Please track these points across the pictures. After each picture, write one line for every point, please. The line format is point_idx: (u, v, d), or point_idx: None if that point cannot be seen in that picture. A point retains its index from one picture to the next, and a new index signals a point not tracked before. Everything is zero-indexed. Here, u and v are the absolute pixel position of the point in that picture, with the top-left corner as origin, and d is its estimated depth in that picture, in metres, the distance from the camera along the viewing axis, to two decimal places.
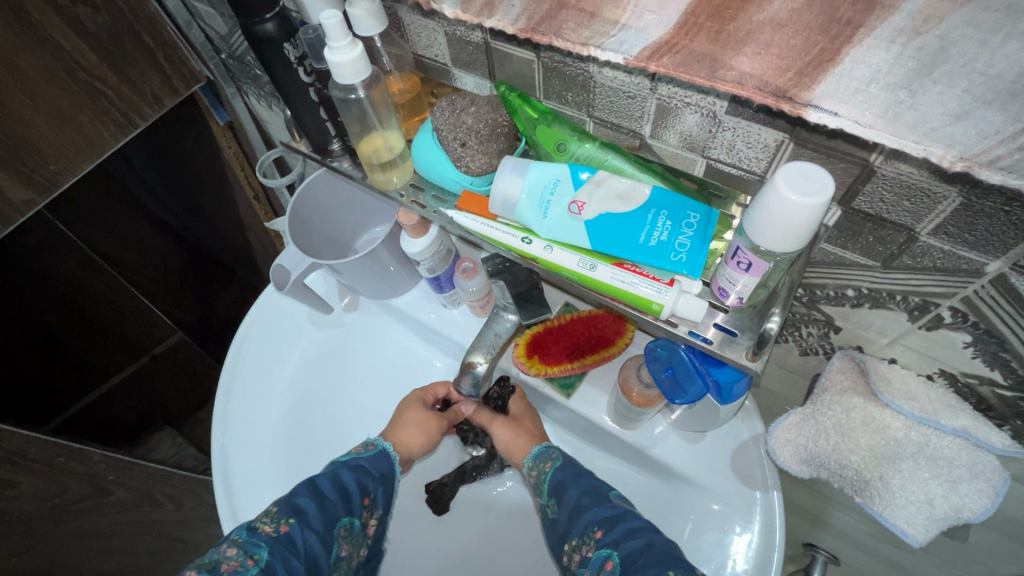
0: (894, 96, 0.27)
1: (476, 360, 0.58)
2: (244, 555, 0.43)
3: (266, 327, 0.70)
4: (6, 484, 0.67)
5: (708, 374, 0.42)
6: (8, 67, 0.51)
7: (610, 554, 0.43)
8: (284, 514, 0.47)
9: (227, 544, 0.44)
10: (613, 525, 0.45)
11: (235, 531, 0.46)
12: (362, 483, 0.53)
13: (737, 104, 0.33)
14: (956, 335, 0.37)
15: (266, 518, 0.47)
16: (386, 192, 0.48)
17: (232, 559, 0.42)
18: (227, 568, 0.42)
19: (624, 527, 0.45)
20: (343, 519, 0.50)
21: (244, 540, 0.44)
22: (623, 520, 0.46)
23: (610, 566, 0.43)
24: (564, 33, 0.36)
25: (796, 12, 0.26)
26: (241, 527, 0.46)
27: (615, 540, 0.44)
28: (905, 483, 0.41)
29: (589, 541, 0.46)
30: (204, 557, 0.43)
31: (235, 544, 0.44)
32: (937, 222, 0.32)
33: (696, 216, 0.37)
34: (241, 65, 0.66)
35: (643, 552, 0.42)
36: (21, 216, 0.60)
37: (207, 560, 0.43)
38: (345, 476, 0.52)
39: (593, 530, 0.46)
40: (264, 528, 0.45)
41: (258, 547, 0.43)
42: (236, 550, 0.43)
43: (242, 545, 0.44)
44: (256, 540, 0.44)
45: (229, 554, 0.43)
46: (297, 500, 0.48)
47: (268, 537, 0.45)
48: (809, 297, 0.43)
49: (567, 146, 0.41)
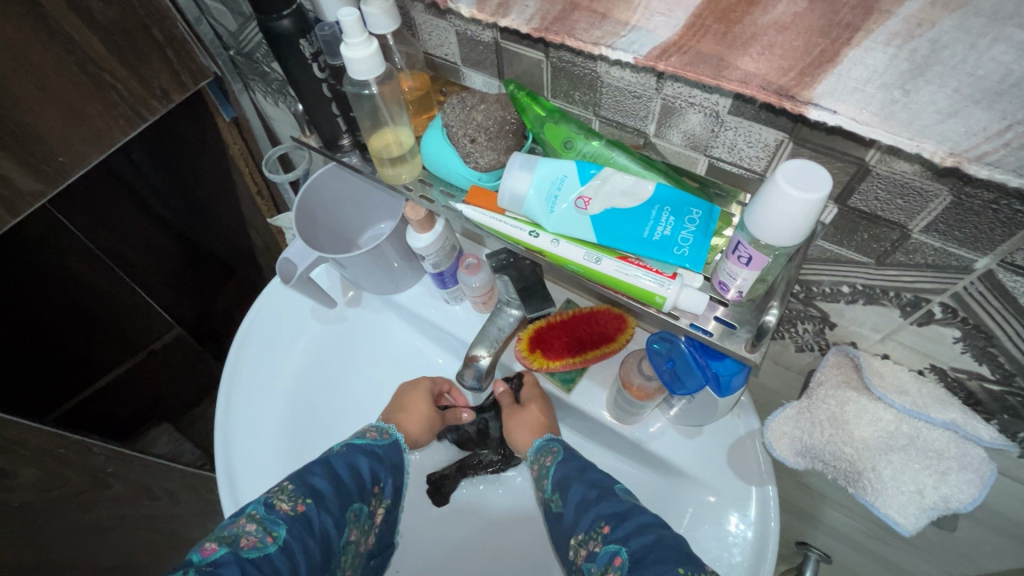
0: (890, 95, 0.28)
1: (479, 353, 0.60)
2: (263, 532, 0.44)
3: (272, 316, 0.71)
4: (7, 473, 0.68)
5: (708, 366, 0.43)
6: (20, 58, 0.52)
7: (619, 550, 0.44)
8: (301, 493, 0.48)
9: (245, 519, 0.45)
10: (621, 521, 0.47)
11: (251, 506, 0.46)
12: (375, 470, 0.54)
13: (739, 103, 0.34)
14: (946, 331, 0.39)
15: (283, 495, 0.47)
16: (394, 185, 0.49)
17: (252, 534, 0.44)
18: (248, 543, 0.43)
19: (632, 524, 0.46)
20: (354, 505, 0.51)
21: (262, 517, 0.45)
22: (632, 516, 0.47)
23: (618, 562, 0.43)
24: (575, 33, 0.37)
25: (799, 15, 0.28)
26: (257, 503, 0.46)
27: (624, 536, 0.45)
28: (896, 473, 0.43)
29: (597, 536, 0.47)
30: (222, 530, 0.44)
31: (254, 519, 0.45)
32: (929, 220, 0.33)
33: (698, 212, 0.38)
34: (250, 61, 0.68)
35: (653, 548, 0.43)
36: (28, 206, 0.61)
37: (227, 534, 0.44)
38: (361, 463, 0.54)
39: (600, 525, 0.47)
40: (282, 505, 0.46)
41: (277, 525, 0.45)
42: (255, 526, 0.44)
43: (262, 522, 0.45)
44: (274, 518, 0.45)
45: (249, 530, 0.44)
46: (312, 479, 0.49)
47: (286, 516, 0.46)
48: (806, 294, 0.45)
49: (574, 144, 0.42)
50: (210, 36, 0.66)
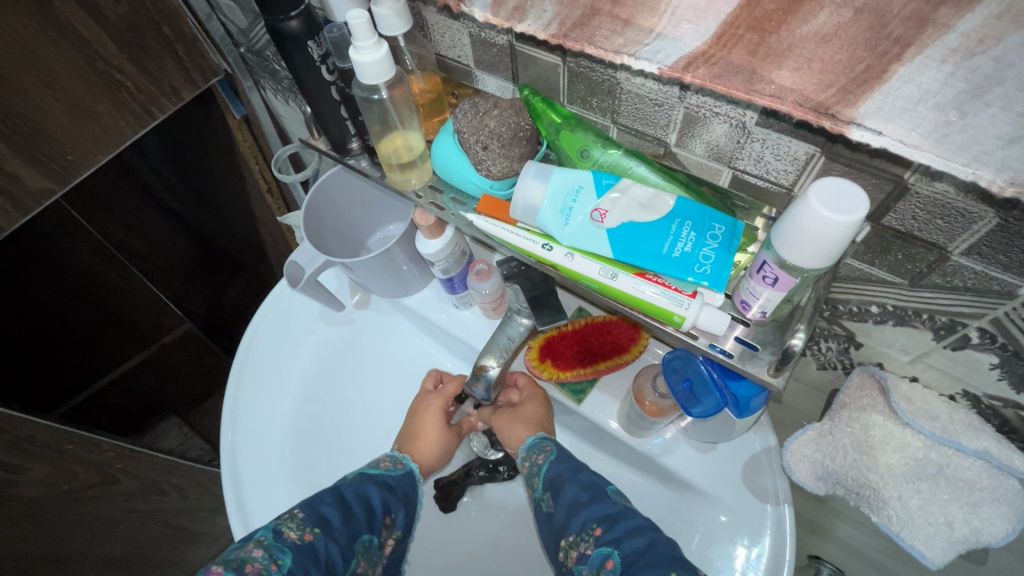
0: (943, 117, 0.26)
1: (488, 363, 0.58)
2: (270, 559, 0.43)
3: (278, 320, 0.70)
4: (14, 469, 0.68)
5: (727, 387, 0.41)
6: (29, 55, 0.51)
7: (611, 554, 0.43)
8: (309, 522, 0.47)
9: (252, 544, 0.44)
10: (612, 523, 0.46)
11: (260, 531, 0.46)
12: (386, 501, 0.53)
13: (769, 116, 0.32)
14: (983, 357, 0.37)
15: (292, 522, 0.46)
16: (403, 192, 0.48)
17: (258, 561, 0.43)
18: (252, 571, 0.42)
19: (624, 526, 0.45)
20: (363, 536, 0.49)
21: (270, 543, 0.44)
22: (624, 519, 0.46)
23: (611, 565, 0.43)
24: (596, 40, 0.35)
25: (842, 26, 0.26)
26: (267, 528, 0.46)
27: (615, 539, 0.44)
28: (924, 504, 0.41)
29: (588, 538, 0.46)
30: (229, 553, 0.44)
31: (261, 546, 0.44)
32: (971, 243, 0.31)
33: (721, 227, 0.36)
34: (260, 59, 0.66)
35: (645, 553, 0.42)
36: (38, 205, 0.60)
37: (233, 557, 0.43)
38: (372, 494, 0.52)
39: (592, 528, 0.46)
40: (291, 533, 0.45)
41: (283, 553, 0.44)
42: (262, 552, 0.43)
43: (268, 548, 0.44)
44: (281, 545, 0.44)
45: (255, 556, 0.43)
46: (322, 509, 0.48)
47: (294, 544, 0.45)
48: (831, 312, 0.43)
49: (590, 153, 0.40)
50: (220, 34, 0.66)
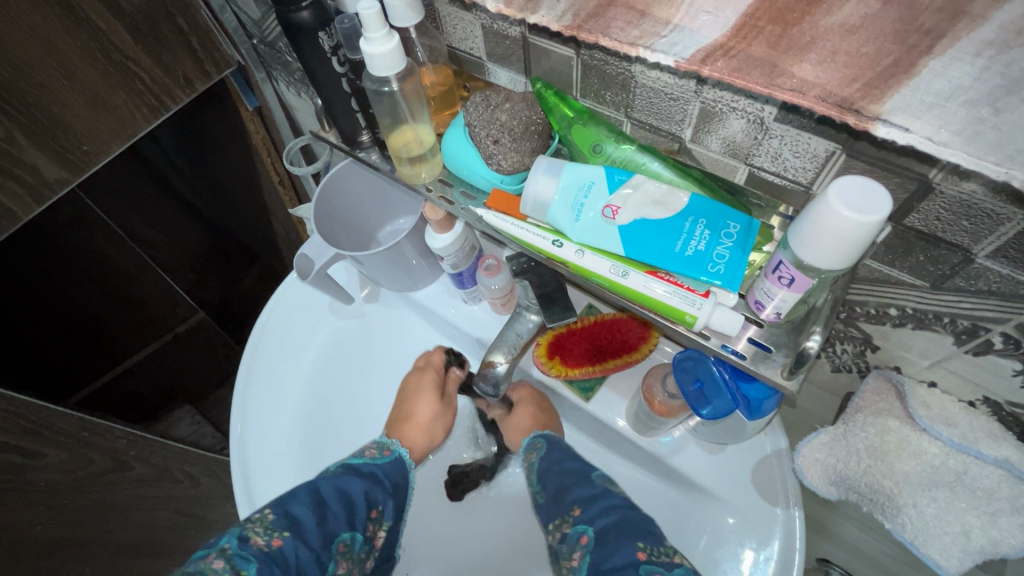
0: (975, 113, 0.25)
1: (497, 359, 0.57)
2: (231, 569, 0.41)
3: (289, 312, 0.70)
4: (32, 454, 0.69)
5: (738, 389, 0.40)
6: (45, 46, 0.51)
7: (585, 530, 0.44)
8: (279, 526, 0.45)
9: (215, 555, 0.42)
10: (590, 503, 0.46)
11: (225, 540, 0.44)
12: (370, 493, 0.53)
13: (787, 111, 0.32)
14: (1006, 363, 0.36)
15: (259, 527, 0.45)
16: (413, 185, 0.47)
17: (218, 573, 0.41)
18: None
19: (600, 505, 0.46)
20: (343, 535, 0.48)
21: (233, 553, 0.42)
22: (602, 499, 0.46)
23: (585, 541, 0.43)
24: (611, 31, 0.34)
25: (869, 18, 0.25)
26: (232, 535, 0.44)
27: (591, 518, 0.45)
28: (940, 512, 0.40)
29: (568, 519, 0.47)
30: (191, 566, 0.41)
31: (224, 556, 0.42)
32: (997, 244, 0.30)
33: (736, 226, 0.35)
34: (273, 51, 0.66)
35: (616, 526, 0.43)
36: (55, 195, 0.61)
37: (187, 571, 0.41)
38: (355, 488, 0.52)
39: (572, 509, 0.47)
40: (257, 540, 0.43)
41: (247, 563, 0.42)
42: (222, 563, 0.41)
43: (230, 559, 0.42)
44: (246, 555, 0.42)
45: (216, 567, 0.41)
46: (294, 508, 0.47)
47: (259, 552, 0.43)
48: (848, 314, 0.42)
49: (603, 148, 0.39)
50: (234, 25, 0.65)
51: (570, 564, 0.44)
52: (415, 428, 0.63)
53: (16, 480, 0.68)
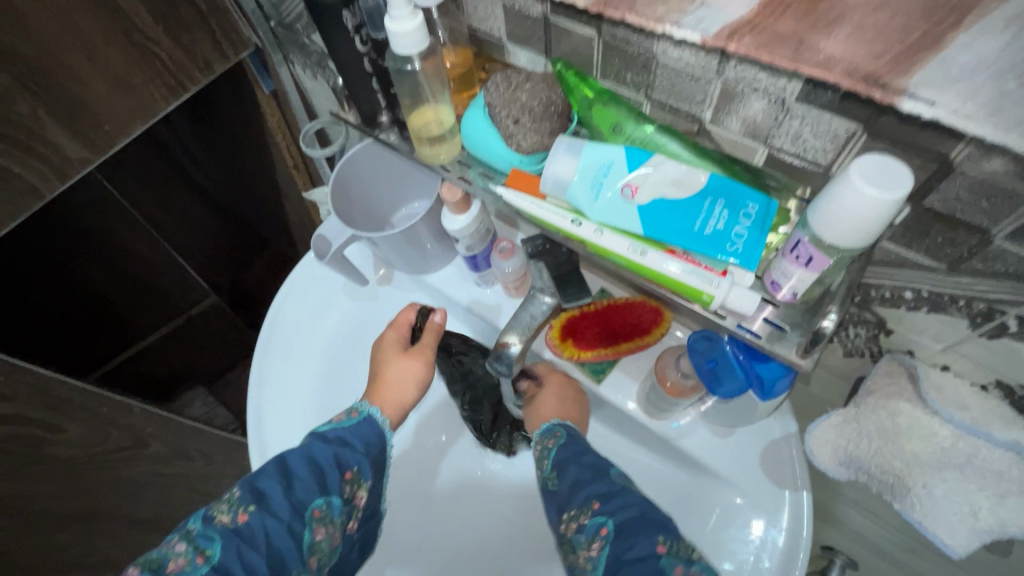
0: (1001, 87, 0.26)
1: (510, 340, 0.57)
2: (195, 550, 0.44)
3: (303, 294, 0.71)
4: (52, 428, 0.70)
5: (752, 369, 0.41)
6: (70, 24, 0.52)
7: (604, 522, 0.44)
8: (243, 501, 0.46)
9: (178, 538, 0.44)
10: (609, 497, 0.46)
11: (192, 520, 0.46)
12: (342, 457, 0.52)
13: (811, 88, 0.32)
14: (1019, 346, 0.36)
15: (224, 505, 0.46)
16: (431, 165, 0.48)
17: (181, 556, 0.43)
18: (175, 567, 0.43)
19: (619, 500, 0.45)
20: (315, 502, 0.48)
21: (197, 533, 0.44)
22: (619, 495, 0.46)
23: (604, 532, 0.44)
24: (638, 8, 0.34)
25: None
26: (197, 517, 0.46)
27: (611, 509, 0.45)
28: (949, 493, 0.40)
29: (586, 511, 0.46)
30: (154, 550, 0.44)
31: (187, 538, 0.44)
32: (1017, 225, 0.30)
33: (754, 206, 0.36)
34: (291, 33, 0.65)
35: (635, 520, 0.43)
36: (77, 173, 0.62)
37: (154, 556, 0.44)
38: (321, 453, 0.50)
39: (590, 502, 0.46)
40: (222, 518, 0.45)
41: (210, 543, 0.44)
42: (185, 546, 0.44)
43: (194, 539, 0.44)
44: (209, 534, 0.44)
45: (177, 551, 0.43)
46: (259, 483, 0.47)
47: (223, 530, 0.44)
48: (862, 298, 0.42)
49: (623, 128, 0.40)
50: (252, 7, 0.65)
51: (589, 554, 0.44)
52: (386, 385, 0.59)
53: (37, 453, 0.70)
